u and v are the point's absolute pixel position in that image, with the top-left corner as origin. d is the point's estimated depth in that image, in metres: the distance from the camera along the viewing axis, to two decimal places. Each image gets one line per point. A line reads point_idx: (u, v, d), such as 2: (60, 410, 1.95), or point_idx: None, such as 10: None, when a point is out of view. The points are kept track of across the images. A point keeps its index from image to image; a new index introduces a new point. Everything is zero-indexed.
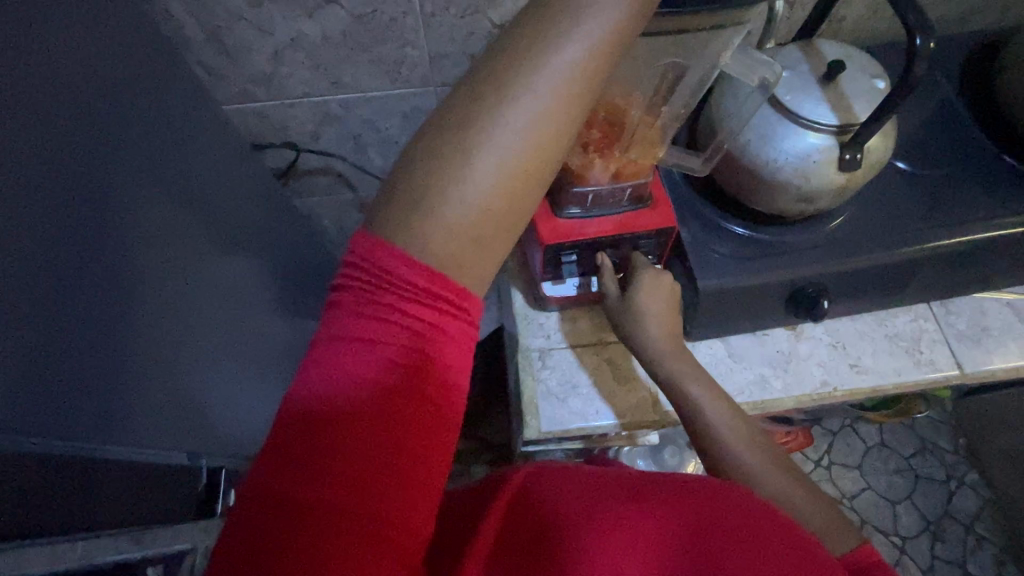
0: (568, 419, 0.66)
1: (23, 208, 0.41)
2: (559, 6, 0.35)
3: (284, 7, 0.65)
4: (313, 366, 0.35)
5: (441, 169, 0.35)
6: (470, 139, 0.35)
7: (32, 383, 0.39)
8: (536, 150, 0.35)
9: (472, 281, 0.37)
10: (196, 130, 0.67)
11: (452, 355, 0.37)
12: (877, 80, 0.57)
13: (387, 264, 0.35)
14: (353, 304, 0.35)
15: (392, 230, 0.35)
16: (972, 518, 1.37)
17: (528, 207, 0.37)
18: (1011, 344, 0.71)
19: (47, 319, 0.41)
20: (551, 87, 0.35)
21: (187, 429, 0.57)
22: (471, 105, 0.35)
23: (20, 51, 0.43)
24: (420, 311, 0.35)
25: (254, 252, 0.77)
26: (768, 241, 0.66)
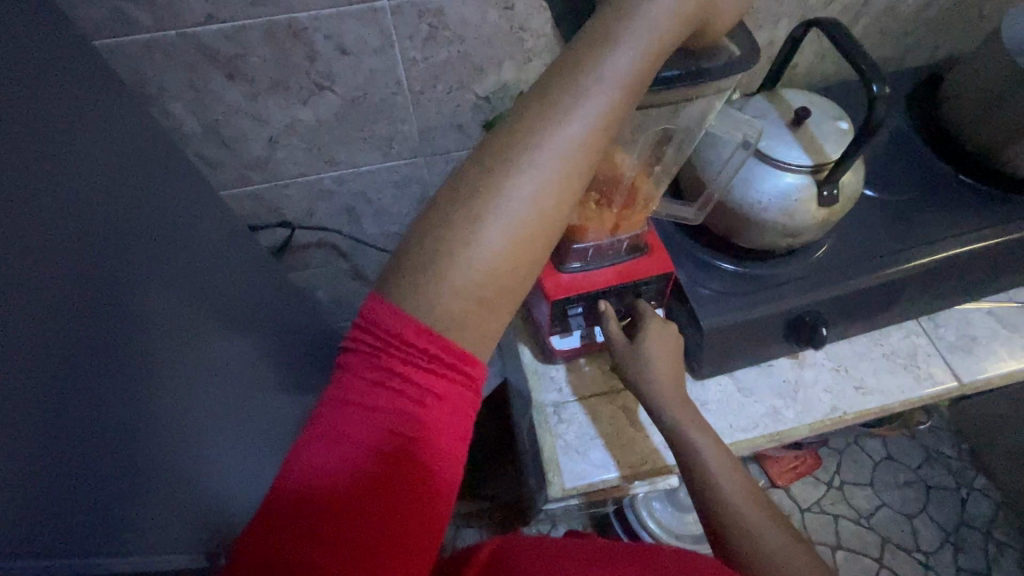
0: (591, 473, 0.65)
1: (43, 320, 0.41)
2: (561, 81, 0.37)
3: (280, 97, 0.68)
4: (319, 430, 0.36)
5: (450, 236, 0.37)
6: (479, 207, 0.37)
7: (51, 497, 0.39)
8: (541, 216, 0.37)
9: (478, 344, 0.38)
10: (198, 219, 0.68)
11: (455, 420, 0.38)
12: (842, 121, 0.62)
13: (393, 330, 0.36)
14: (361, 369, 0.37)
15: (402, 294, 0.37)
16: (989, 523, 1.37)
17: (533, 268, 0.39)
18: (1000, 351, 0.74)
19: (52, 434, 0.40)
20: (556, 159, 0.37)
21: (204, 526, 0.56)
22: (481, 176, 0.37)
23: (41, 164, 0.44)
24: (428, 378, 0.37)
25: (257, 332, 0.77)
26: (761, 276, 0.69)
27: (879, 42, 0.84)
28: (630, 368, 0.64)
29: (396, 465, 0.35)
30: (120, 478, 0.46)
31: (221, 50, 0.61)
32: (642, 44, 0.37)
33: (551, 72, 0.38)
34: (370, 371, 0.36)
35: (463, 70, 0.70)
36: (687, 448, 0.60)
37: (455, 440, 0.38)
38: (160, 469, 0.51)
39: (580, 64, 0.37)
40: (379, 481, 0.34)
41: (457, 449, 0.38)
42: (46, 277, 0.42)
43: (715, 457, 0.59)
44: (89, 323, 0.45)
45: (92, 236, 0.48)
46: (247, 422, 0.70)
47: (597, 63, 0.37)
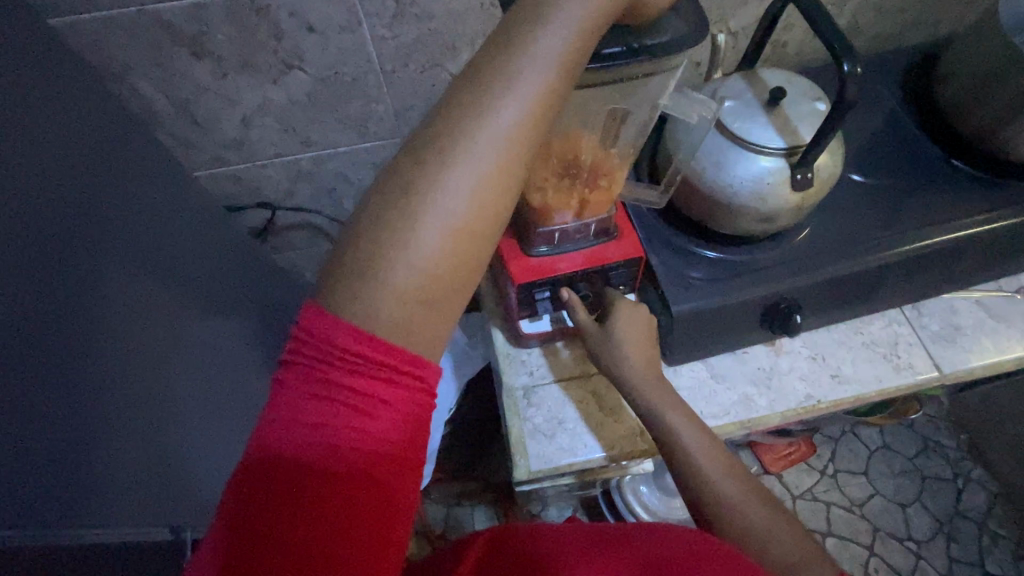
0: (557, 456, 0.66)
1: (17, 288, 0.42)
2: (498, 56, 0.33)
3: (249, 76, 0.67)
4: (251, 455, 0.31)
5: (387, 232, 0.31)
6: (413, 202, 0.31)
7: (16, 467, 0.39)
8: (482, 208, 0.32)
9: (427, 349, 0.33)
10: (171, 199, 0.69)
11: (412, 430, 0.33)
12: (819, 102, 0.60)
13: (326, 339, 0.31)
14: (300, 386, 0.31)
15: (336, 304, 0.31)
16: (984, 514, 1.35)
17: (480, 263, 0.34)
18: (986, 341, 0.72)
19: (24, 396, 0.41)
20: (491, 143, 0.32)
21: (179, 503, 0.57)
22: (410, 167, 0.32)
23: (7, 142, 0.45)
24: (371, 386, 0.31)
25: (236, 313, 0.78)
26: (737, 263, 0.67)
27: (872, 19, 0.81)
28: (611, 368, 0.62)
29: (348, 488, 0.30)
30: (87, 457, 0.46)
31: (185, 27, 0.61)
32: (578, 19, 0.34)
33: (485, 49, 0.34)
34: (311, 387, 0.31)
35: (434, 48, 0.68)
36: (670, 439, 0.59)
37: (412, 452, 0.33)
38: (130, 450, 0.51)
39: (512, 42, 0.33)
40: (330, 507, 0.30)
41: (414, 463, 0.33)
42: (9, 254, 0.42)
43: (698, 446, 0.58)
44: (59, 296, 0.46)
45: (62, 215, 0.49)
46: (225, 400, 0.71)
47: (529, 42, 0.33)
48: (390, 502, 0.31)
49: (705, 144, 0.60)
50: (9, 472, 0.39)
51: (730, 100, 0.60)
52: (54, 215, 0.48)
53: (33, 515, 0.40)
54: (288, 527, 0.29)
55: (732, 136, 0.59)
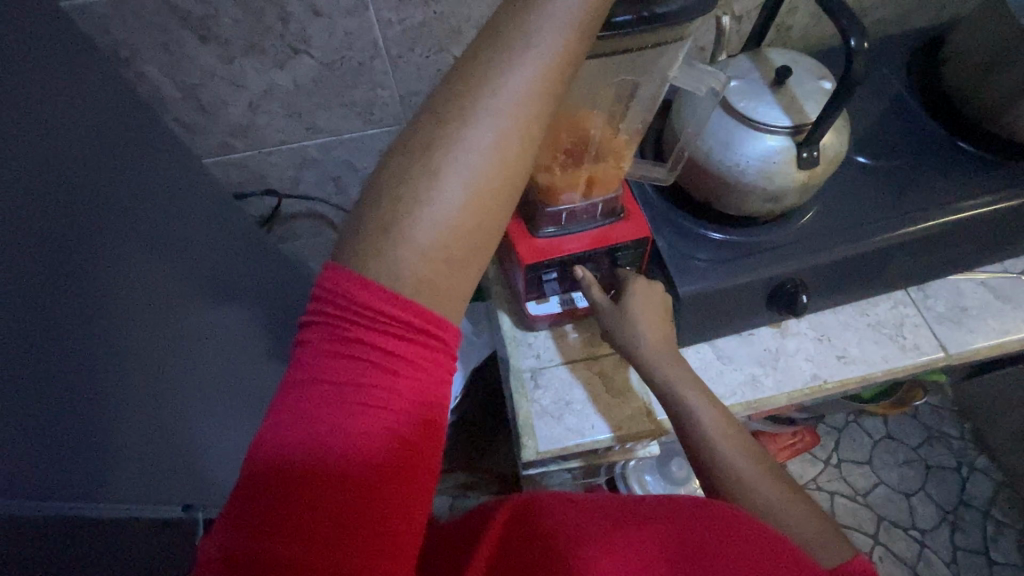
0: (565, 436, 0.66)
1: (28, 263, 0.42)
2: (516, 18, 0.33)
3: (256, 61, 0.68)
4: (276, 414, 0.31)
5: (408, 191, 0.31)
6: (434, 159, 0.31)
7: (20, 438, 0.39)
8: (501, 166, 0.32)
9: (448, 308, 0.33)
10: (179, 184, 0.69)
11: (433, 391, 0.33)
12: (825, 81, 0.60)
13: (350, 298, 0.31)
14: (324, 343, 0.31)
15: (360, 262, 0.31)
16: (988, 503, 1.36)
17: (500, 224, 0.34)
18: (991, 322, 0.73)
19: (37, 369, 0.41)
20: (511, 103, 0.32)
21: (183, 481, 0.57)
22: (430, 126, 0.32)
23: (21, 120, 0.45)
24: (394, 345, 0.31)
25: (244, 299, 0.78)
26: (743, 243, 0.67)
27: (877, 3, 0.81)
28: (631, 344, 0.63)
29: (371, 445, 0.30)
30: (99, 433, 0.46)
31: (193, 11, 0.61)
32: None
33: (502, 10, 0.34)
34: (334, 345, 0.31)
35: (441, 32, 0.69)
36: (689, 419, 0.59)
37: (433, 413, 0.33)
38: (140, 425, 0.51)
39: (529, 2, 0.33)
40: (353, 461, 0.30)
41: (436, 424, 0.33)
42: (15, 227, 0.42)
43: (715, 429, 0.59)
44: (71, 271, 0.46)
45: (71, 194, 0.49)
46: (234, 386, 0.72)
47: (546, 2, 0.33)
48: (410, 460, 0.31)
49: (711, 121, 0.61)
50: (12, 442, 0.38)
51: (737, 80, 0.60)
52: (67, 193, 0.48)
53: (36, 482, 0.40)
54: (312, 481, 0.29)
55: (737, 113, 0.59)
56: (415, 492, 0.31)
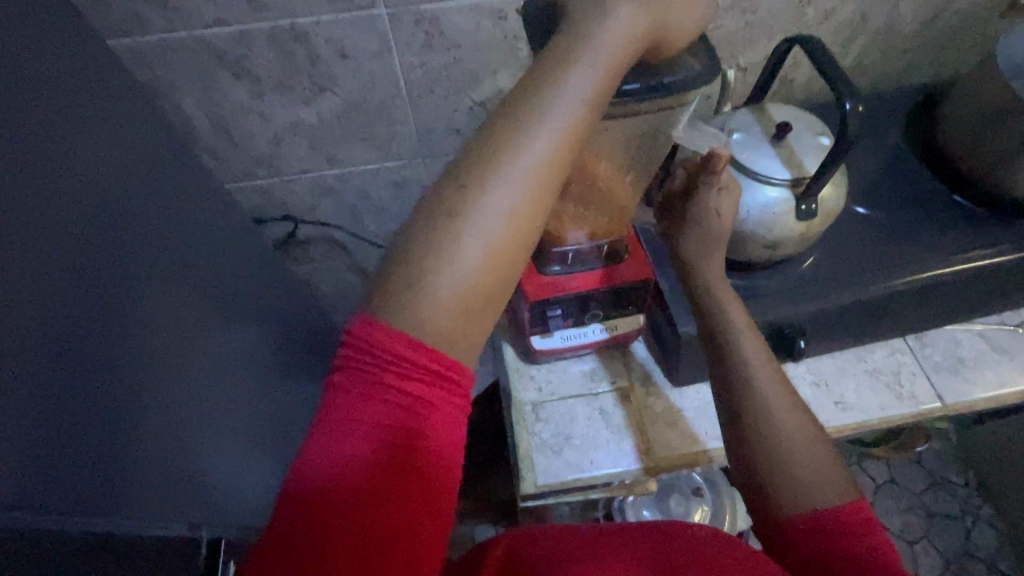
0: (564, 471, 0.67)
1: (61, 285, 0.45)
2: (532, 90, 0.35)
3: (284, 97, 0.72)
4: (304, 453, 0.33)
5: (430, 249, 0.34)
6: (454, 220, 0.34)
7: (44, 453, 0.41)
8: (516, 227, 0.35)
9: (462, 358, 0.35)
10: (204, 209, 0.72)
11: (449, 431, 0.35)
12: (823, 137, 0.63)
13: (375, 344, 0.33)
14: (350, 385, 0.34)
15: (383, 312, 0.33)
16: (993, 554, 1.33)
17: (513, 280, 0.36)
18: (988, 373, 0.74)
19: (60, 388, 0.43)
20: (525, 170, 0.34)
21: (193, 500, 0.58)
22: (451, 189, 0.34)
23: (63, 153, 0.49)
24: (414, 388, 0.34)
25: (258, 319, 0.81)
26: (741, 287, 0.70)
27: (876, 60, 0.85)
28: (739, 344, 0.55)
29: (390, 482, 0.32)
30: (116, 451, 0.48)
31: (228, 51, 0.65)
32: (603, 61, 0.36)
33: (520, 83, 0.36)
34: (360, 386, 0.33)
35: (458, 76, 0.73)
36: (757, 415, 0.52)
37: (447, 451, 0.35)
38: (156, 443, 0.53)
39: (544, 79, 0.36)
40: (375, 498, 0.31)
41: (452, 466, 0.35)
42: (50, 250, 0.44)
43: None
44: (99, 293, 0.49)
45: (105, 220, 0.52)
46: (244, 405, 0.73)
47: (560, 78, 0.35)
48: (427, 498, 0.33)
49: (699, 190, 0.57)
50: (35, 460, 0.40)
51: (738, 133, 0.63)
52: (101, 219, 0.51)
53: (50, 500, 0.40)
54: (335, 515, 0.31)
55: (732, 188, 0.57)
56: (431, 530, 0.33)
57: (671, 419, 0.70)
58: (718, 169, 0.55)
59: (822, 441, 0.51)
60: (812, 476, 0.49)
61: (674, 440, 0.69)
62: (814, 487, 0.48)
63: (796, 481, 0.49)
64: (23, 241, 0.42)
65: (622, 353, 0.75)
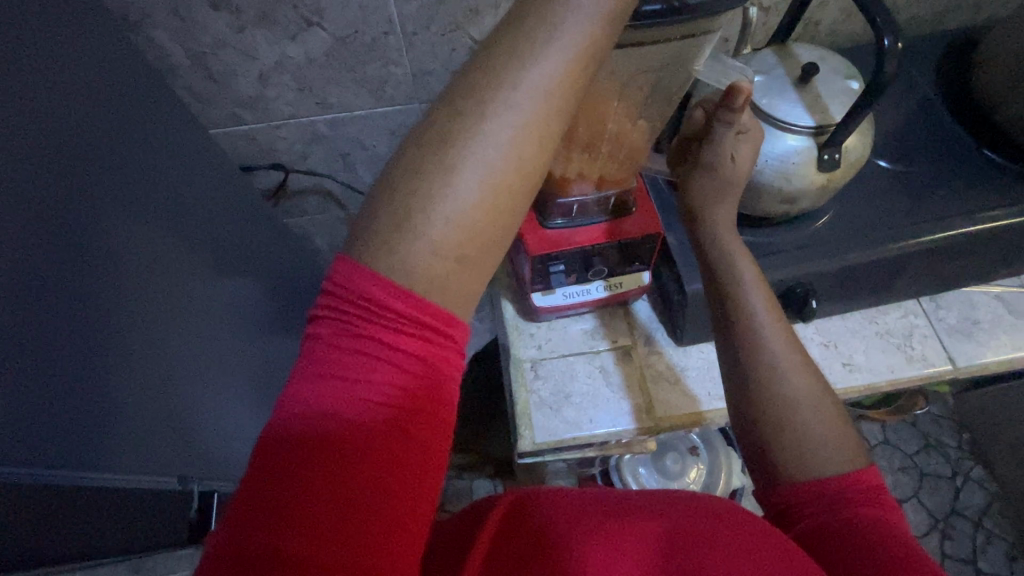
0: (562, 429, 0.65)
1: (24, 228, 0.41)
2: (541, 7, 0.31)
3: (267, 31, 0.66)
4: (284, 409, 0.31)
5: (421, 186, 0.30)
6: (449, 152, 0.30)
7: (16, 404, 0.38)
8: (517, 163, 0.31)
9: (459, 306, 0.33)
10: (185, 152, 0.68)
11: (440, 386, 0.33)
12: (853, 81, 0.58)
13: (360, 293, 0.30)
14: (334, 338, 0.31)
15: (372, 255, 0.30)
16: (981, 514, 1.35)
17: (513, 224, 0.33)
18: (1003, 337, 0.71)
19: (34, 337, 0.41)
20: (530, 98, 0.30)
21: (183, 455, 0.56)
22: (445, 117, 0.31)
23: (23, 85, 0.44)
24: (403, 341, 0.31)
25: (248, 272, 0.78)
26: (753, 244, 0.67)
27: (911, 0, 0.78)
28: (745, 300, 0.52)
29: (379, 438, 0.30)
30: (101, 403, 0.46)
31: None
32: None
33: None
34: (344, 338, 0.31)
35: (457, 10, 0.67)
36: (765, 374, 0.50)
37: (438, 408, 0.33)
38: (143, 395, 0.52)
39: None
40: (359, 455, 0.29)
41: (442, 425, 0.33)
42: (9, 188, 0.41)
43: None
44: (72, 237, 0.46)
45: (78, 161, 0.48)
46: (235, 359, 0.71)
47: None
48: (414, 457, 0.31)
49: (714, 132, 0.53)
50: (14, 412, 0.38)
51: (760, 76, 0.59)
52: (71, 158, 0.48)
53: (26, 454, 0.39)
54: (317, 475, 0.29)
55: (751, 132, 0.53)
56: (418, 490, 0.31)
57: (673, 378, 0.68)
58: (737, 107, 0.50)
59: (828, 401, 0.50)
60: (818, 437, 0.47)
61: (676, 400, 0.67)
62: (820, 448, 0.47)
63: (800, 441, 0.47)
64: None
65: (626, 311, 0.72)
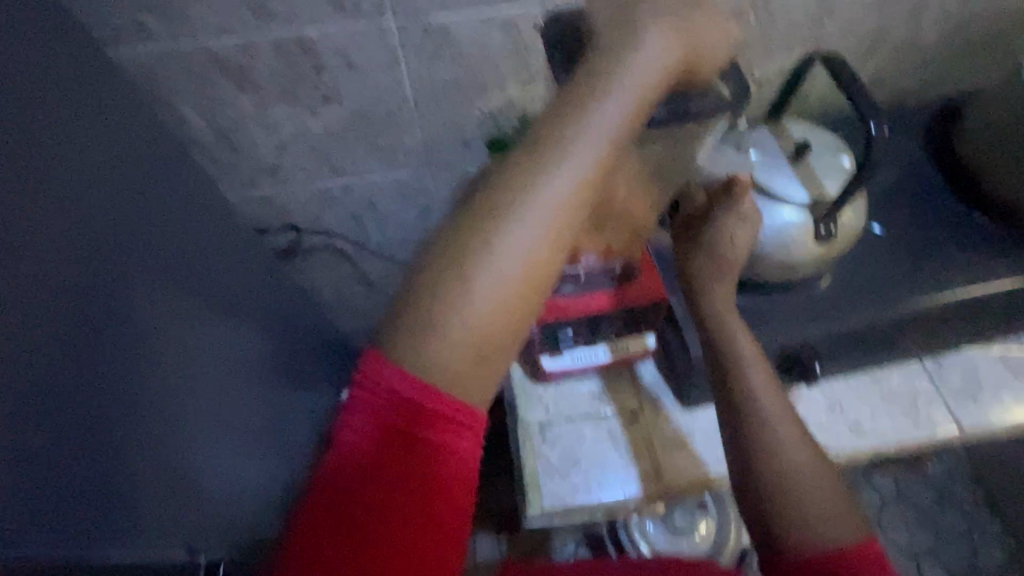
0: (571, 495, 0.65)
1: (49, 309, 0.43)
2: (556, 127, 0.34)
3: (288, 107, 0.70)
4: (318, 495, 0.32)
5: (442, 289, 0.32)
6: (467, 263, 0.32)
7: (32, 483, 0.38)
8: (535, 267, 0.33)
9: (479, 403, 0.33)
10: (204, 219, 0.70)
11: (461, 477, 0.33)
12: (843, 157, 0.61)
13: (386, 385, 0.32)
14: (361, 427, 0.33)
15: (396, 353, 0.32)
16: (1000, 571, 1.31)
17: (530, 322, 0.34)
18: (1007, 398, 0.72)
19: (55, 415, 0.41)
20: (547, 209, 0.33)
21: (193, 522, 0.55)
22: (465, 229, 0.33)
23: (61, 170, 0.47)
24: (424, 433, 0.32)
25: (259, 331, 0.79)
26: (754, 308, 0.68)
27: (894, 73, 0.82)
28: (743, 370, 0.54)
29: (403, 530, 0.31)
30: (118, 477, 0.46)
31: (232, 61, 0.64)
32: (631, 94, 0.35)
33: (545, 117, 0.34)
34: (370, 428, 0.32)
35: (468, 88, 0.71)
36: (771, 448, 0.50)
37: (458, 493, 0.33)
38: (155, 464, 0.52)
39: (567, 112, 0.34)
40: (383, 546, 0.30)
41: (463, 515, 0.33)
42: (38, 265, 0.43)
43: None
44: (98, 310, 0.47)
45: (109, 237, 0.51)
46: (246, 419, 0.72)
47: (584, 113, 0.34)
48: (434, 546, 0.31)
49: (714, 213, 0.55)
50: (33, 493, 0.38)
51: (756, 150, 0.61)
52: (99, 235, 0.49)
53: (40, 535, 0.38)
54: (344, 563, 0.30)
55: (750, 219, 0.55)
56: None
57: (681, 442, 0.68)
58: (735, 193, 0.53)
59: (833, 479, 0.50)
60: (828, 512, 0.47)
61: (685, 464, 0.67)
62: (829, 523, 0.47)
63: (807, 516, 0.47)
64: (7, 256, 0.40)
65: (631, 373, 0.73)
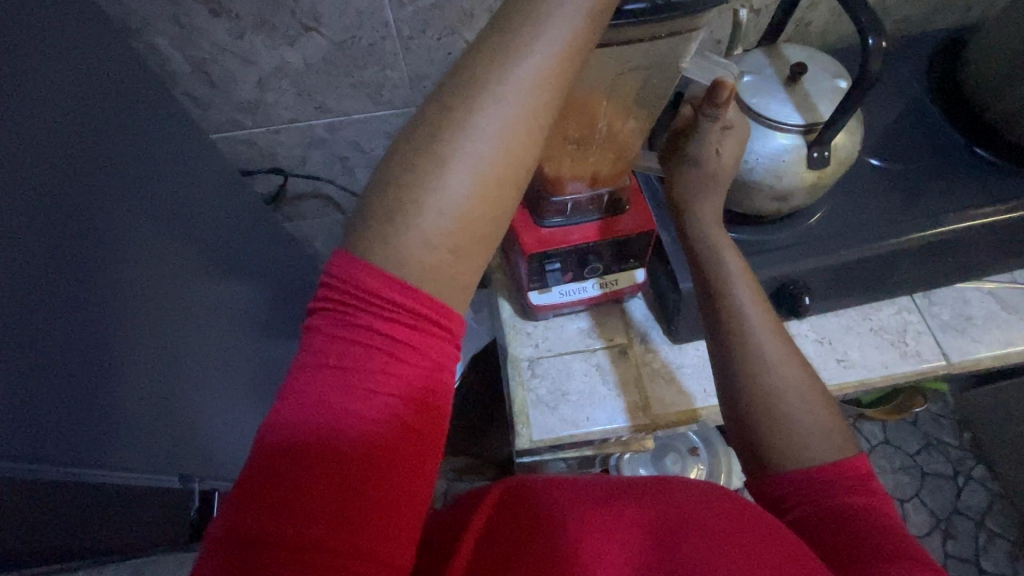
0: (559, 427, 0.66)
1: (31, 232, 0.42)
2: (526, 7, 0.32)
3: (266, 37, 0.68)
4: (287, 402, 0.31)
5: (414, 178, 0.31)
6: (439, 148, 0.31)
7: (21, 397, 0.39)
8: (509, 155, 0.32)
9: (455, 297, 0.33)
10: (185, 156, 0.69)
11: (438, 378, 0.33)
12: (840, 80, 0.59)
13: (359, 285, 0.31)
14: (332, 330, 0.32)
15: (368, 247, 0.31)
16: (983, 513, 1.35)
17: (506, 216, 0.34)
18: (996, 333, 0.72)
19: (38, 336, 0.41)
20: (519, 92, 0.31)
21: (179, 451, 0.56)
22: (437, 114, 0.32)
23: (26, 91, 0.45)
24: (401, 333, 0.32)
25: (247, 274, 0.78)
26: (746, 241, 0.68)
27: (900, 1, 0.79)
28: (730, 293, 0.53)
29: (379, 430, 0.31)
30: (103, 401, 0.46)
31: None
32: None
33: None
34: (342, 330, 0.31)
35: (452, 15, 0.68)
36: (755, 365, 0.50)
37: (436, 401, 0.33)
38: (143, 390, 0.52)
39: None
40: (359, 446, 0.30)
41: (440, 416, 0.34)
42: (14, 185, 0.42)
43: None
44: (72, 237, 0.46)
45: (82, 164, 0.50)
46: (236, 359, 0.72)
47: None
48: (411, 444, 0.32)
49: (700, 125, 0.53)
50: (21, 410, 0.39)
51: (750, 76, 0.60)
52: (71, 162, 0.48)
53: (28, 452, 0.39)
54: (320, 464, 0.29)
55: (737, 127, 0.54)
56: (416, 480, 0.32)
57: (669, 375, 0.69)
58: (723, 100, 0.51)
59: (817, 391, 0.50)
60: (808, 426, 0.48)
61: (672, 396, 0.67)
62: (810, 438, 0.48)
63: (788, 432, 0.48)
64: None
65: (620, 310, 0.73)
